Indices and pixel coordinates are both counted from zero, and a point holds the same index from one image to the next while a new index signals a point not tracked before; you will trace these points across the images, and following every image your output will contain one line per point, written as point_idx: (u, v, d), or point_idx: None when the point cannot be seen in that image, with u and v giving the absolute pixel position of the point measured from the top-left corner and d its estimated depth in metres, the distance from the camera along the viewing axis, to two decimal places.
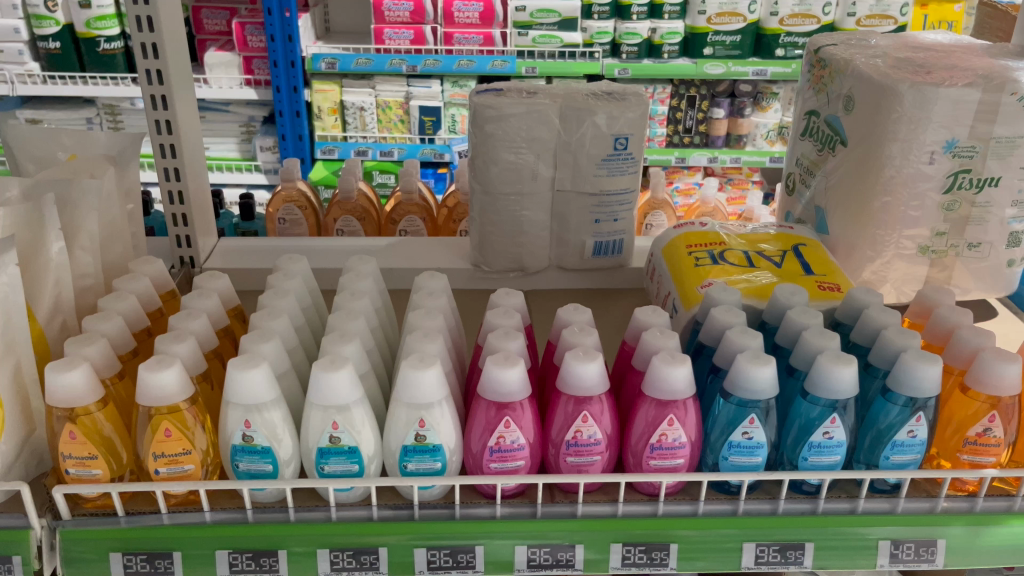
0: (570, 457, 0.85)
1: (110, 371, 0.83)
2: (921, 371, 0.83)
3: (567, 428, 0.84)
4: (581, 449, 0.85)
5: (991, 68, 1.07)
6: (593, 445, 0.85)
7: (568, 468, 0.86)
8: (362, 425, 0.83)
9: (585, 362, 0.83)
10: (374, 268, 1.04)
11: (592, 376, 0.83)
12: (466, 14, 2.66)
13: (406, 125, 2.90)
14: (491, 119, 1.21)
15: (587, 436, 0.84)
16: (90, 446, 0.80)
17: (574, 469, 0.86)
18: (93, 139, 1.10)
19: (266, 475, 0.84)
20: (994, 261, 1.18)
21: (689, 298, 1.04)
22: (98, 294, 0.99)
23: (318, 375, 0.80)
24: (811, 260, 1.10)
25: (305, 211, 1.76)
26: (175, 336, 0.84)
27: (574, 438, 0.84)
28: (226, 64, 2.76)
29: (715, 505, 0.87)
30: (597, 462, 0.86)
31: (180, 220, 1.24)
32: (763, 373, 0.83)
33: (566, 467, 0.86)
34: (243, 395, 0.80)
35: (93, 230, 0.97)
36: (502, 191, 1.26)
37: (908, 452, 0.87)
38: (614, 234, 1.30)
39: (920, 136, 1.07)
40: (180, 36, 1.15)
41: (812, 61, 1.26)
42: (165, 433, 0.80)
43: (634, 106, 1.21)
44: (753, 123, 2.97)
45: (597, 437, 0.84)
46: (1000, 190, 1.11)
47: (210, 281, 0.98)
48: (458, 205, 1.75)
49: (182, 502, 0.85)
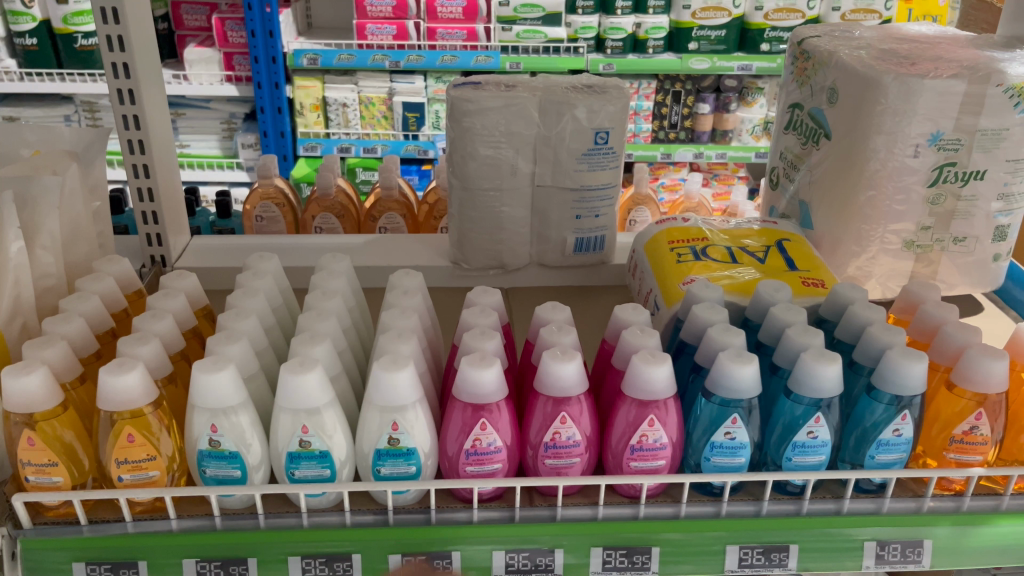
0: (549, 459, 0.83)
1: (70, 375, 0.81)
2: (905, 369, 0.81)
3: (545, 430, 0.82)
4: (559, 451, 0.82)
5: (977, 59, 1.05)
6: (572, 447, 0.82)
7: (547, 469, 0.83)
8: (334, 429, 0.80)
9: (565, 360, 0.80)
10: (348, 266, 1.01)
11: (573, 375, 0.81)
12: (450, 9, 2.65)
13: (389, 122, 2.87)
14: (469, 112, 1.18)
15: (566, 437, 0.82)
16: (49, 453, 0.77)
17: (552, 470, 0.83)
18: (57, 133, 1.06)
19: (234, 481, 0.81)
20: (980, 256, 1.16)
21: (671, 295, 1.01)
22: (61, 295, 0.97)
23: (286, 378, 0.77)
24: (795, 256, 1.09)
25: (283, 209, 1.72)
26: (139, 338, 0.81)
27: (553, 439, 0.82)
28: (206, 60, 2.72)
29: (698, 507, 0.85)
30: (576, 465, 0.83)
31: (150, 218, 1.21)
32: (745, 371, 0.80)
33: (545, 468, 0.83)
34: (208, 399, 0.77)
35: (54, 229, 0.94)
36: (480, 186, 1.23)
37: (894, 451, 0.85)
38: (596, 230, 1.28)
39: (904, 128, 1.05)
40: (148, 27, 1.12)
41: (795, 53, 1.24)
42: (128, 439, 0.77)
43: (615, 100, 1.18)
44: (738, 118, 2.94)
45: (576, 438, 0.82)
46: (985, 183, 1.10)
47: (176, 281, 0.96)
48: (439, 202, 1.72)
49: (148, 509, 0.82)
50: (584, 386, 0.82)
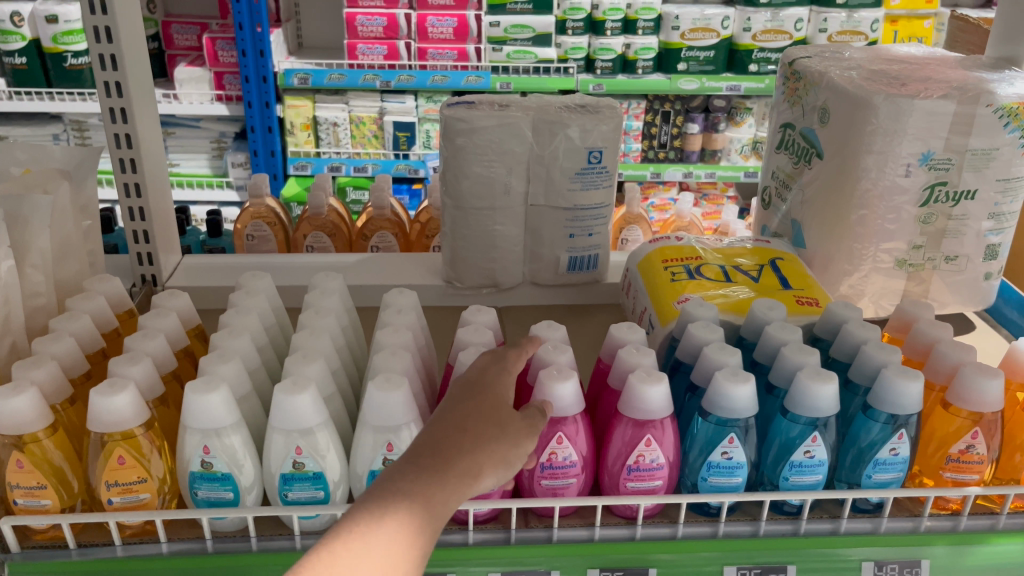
0: (546, 479, 0.82)
1: (60, 396, 0.80)
2: (901, 388, 0.81)
3: (541, 451, 0.81)
4: (556, 471, 0.82)
5: (966, 80, 1.06)
6: (568, 467, 0.82)
7: (544, 489, 0.83)
8: (328, 450, 0.79)
9: (563, 378, 0.80)
10: (341, 285, 1.01)
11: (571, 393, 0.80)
12: (440, 29, 2.65)
13: (380, 141, 2.87)
14: (462, 132, 1.18)
15: (562, 457, 0.81)
16: (38, 475, 0.76)
17: (550, 490, 0.82)
18: (48, 151, 1.05)
19: (226, 503, 0.80)
20: (972, 274, 1.17)
21: (666, 314, 1.01)
22: (50, 314, 0.96)
23: (280, 398, 0.77)
24: (788, 274, 1.09)
25: (273, 228, 1.71)
26: (130, 358, 0.80)
27: (549, 459, 0.81)
28: (196, 80, 2.71)
29: (695, 528, 0.84)
30: (573, 484, 0.83)
31: (141, 237, 1.20)
32: (742, 391, 0.80)
33: (541, 488, 0.83)
34: (201, 420, 0.77)
35: (45, 247, 0.93)
36: (474, 205, 1.23)
37: (890, 470, 0.85)
38: (589, 249, 1.28)
39: (895, 148, 1.05)
40: (141, 46, 1.12)
41: (786, 73, 1.25)
42: (119, 461, 0.76)
43: (608, 119, 1.19)
44: (727, 138, 2.96)
45: (573, 458, 0.81)
46: (976, 203, 1.10)
47: (167, 300, 0.95)
48: (431, 220, 1.72)
49: (138, 532, 0.81)
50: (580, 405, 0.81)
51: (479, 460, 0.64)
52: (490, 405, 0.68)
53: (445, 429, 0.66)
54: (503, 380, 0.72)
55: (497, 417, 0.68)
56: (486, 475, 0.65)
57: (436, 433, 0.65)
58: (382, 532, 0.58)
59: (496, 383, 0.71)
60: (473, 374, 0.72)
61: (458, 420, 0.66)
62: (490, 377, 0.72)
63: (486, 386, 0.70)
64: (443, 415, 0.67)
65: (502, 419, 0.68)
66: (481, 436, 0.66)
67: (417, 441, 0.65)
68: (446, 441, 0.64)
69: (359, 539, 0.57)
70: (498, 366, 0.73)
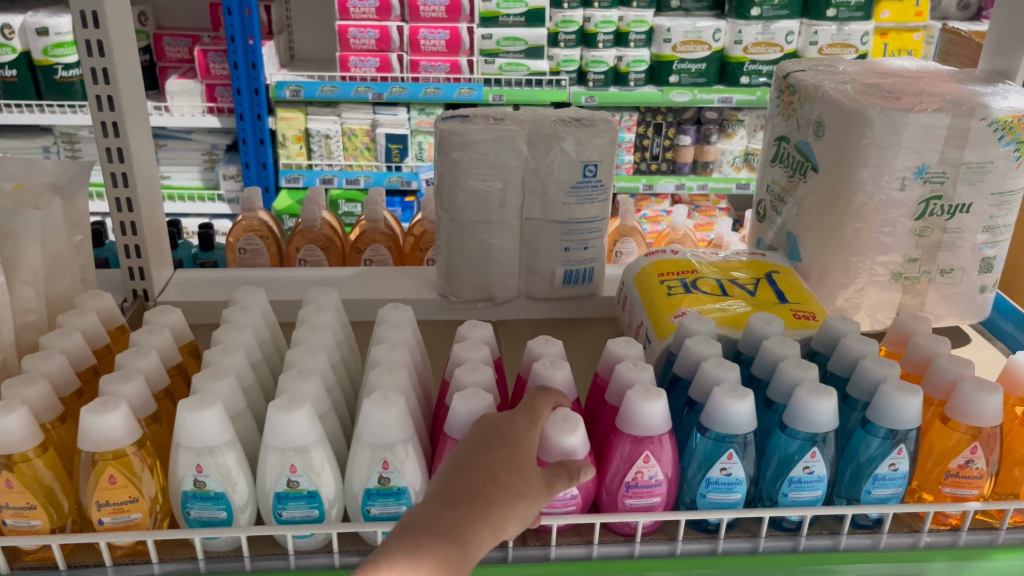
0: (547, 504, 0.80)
1: (51, 415, 0.78)
2: (900, 403, 0.81)
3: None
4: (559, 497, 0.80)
5: (960, 94, 1.06)
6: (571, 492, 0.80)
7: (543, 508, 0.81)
8: (323, 468, 0.78)
9: (560, 423, 0.76)
10: (336, 300, 1.00)
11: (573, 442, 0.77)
12: (433, 41, 2.65)
13: (372, 153, 2.86)
14: (457, 145, 1.17)
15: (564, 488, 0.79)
16: (28, 495, 0.75)
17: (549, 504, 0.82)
18: (39, 166, 1.03)
19: (220, 522, 0.79)
20: (967, 287, 1.17)
21: (663, 328, 1.01)
22: (41, 331, 0.94)
23: (274, 416, 0.76)
24: (785, 288, 1.08)
25: (266, 241, 1.70)
26: (122, 376, 0.79)
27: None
28: (188, 92, 2.71)
29: (693, 544, 0.83)
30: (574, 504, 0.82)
31: (133, 252, 1.19)
32: (741, 407, 0.79)
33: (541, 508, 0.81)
34: (194, 438, 0.75)
35: (36, 263, 0.92)
36: (469, 219, 1.22)
37: (890, 485, 0.84)
38: (584, 262, 1.27)
39: (891, 161, 1.05)
40: (134, 60, 1.11)
41: (780, 86, 1.25)
42: (110, 480, 0.75)
43: (603, 133, 1.18)
44: (719, 150, 2.98)
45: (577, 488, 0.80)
46: (971, 216, 1.10)
47: (160, 316, 0.94)
48: (425, 233, 1.71)
49: (129, 553, 0.79)
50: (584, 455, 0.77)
51: (508, 511, 0.62)
52: (520, 453, 0.67)
53: (477, 476, 0.63)
54: (532, 430, 0.71)
55: (527, 471, 0.66)
56: (511, 528, 0.63)
57: (467, 478, 0.63)
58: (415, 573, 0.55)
59: (525, 431, 0.70)
60: (501, 422, 0.70)
61: (492, 471, 0.64)
62: (519, 429, 0.70)
63: (515, 440, 0.69)
64: (472, 458, 0.65)
65: (531, 470, 0.67)
66: (513, 489, 0.63)
67: (446, 484, 0.63)
68: (480, 490, 0.62)
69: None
70: (525, 418, 0.72)
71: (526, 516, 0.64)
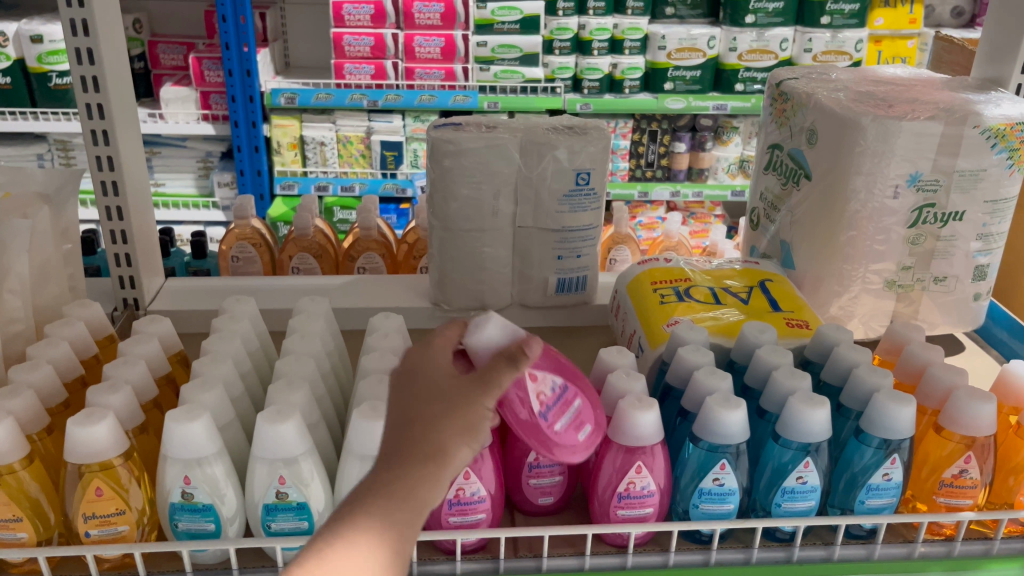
0: (559, 422, 0.75)
1: (36, 426, 0.78)
2: (894, 413, 0.80)
3: (530, 400, 0.74)
4: (558, 406, 0.76)
5: (953, 102, 1.06)
6: (560, 394, 0.77)
7: (568, 434, 0.76)
8: (312, 479, 0.77)
9: (472, 329, 0.73)
10: (327, 309, 0.99)
11: (496, 331, 0.73)
12: (428, 48, 2.66)
13: (367, 160, 2.85)
14: (449, 153, 1.17)
15: (547, 386, 0.76)
16: (14, 507, 0.74)
17: (581, 437, 0.77)
18: (27, 174, 1.02)
19: (208, 534, 0.78)
20: (961, 295, 1.17)
21: (655, 336, 1.00)
22: (29, 341, 0.94)
23: (263, 427, 0.75)
24: (778, 296, 1.08)
25: (259, 249, 1.69)
26: (109, 387, 0.78)
27: (542, 402, 0.75)
28: (182, 100, 2.69)
29: (686, 555, 0.82)
30: (582, 405, 0.78)
31: (123, 260, 1.18)
32: (733, 417, 0.79)
33: (566, 436, 0.76)
34: (182, 450, 0.75)
35: (24, 272, 0.91)
36: (461, 227, 1.22)
37: (884, 495, 0.84)
38: (578, 270, 1.27)
39: (884, 169, 1.05)
40: (124, 68, 1.11)
41: (773, 94, 1.25)
42: (96, 492, 0.74)
43: (595, 141, 1.18)
44: (714, 157, 2.97)
45: (558, 383, 0.77)
46: (964, 224, 1.10)
47: (149, 326, 0.93)
48: (419, 241, 1.71)
49: (116, 565, 0.78)
50: (518, 333, 0.74)
51: (443, 438, 0.62)
52: (432, 381, 0.65)
53: (398, 426, 0.63)
54: (434, 353, 0.68)
55: (448, 389, 0.65)
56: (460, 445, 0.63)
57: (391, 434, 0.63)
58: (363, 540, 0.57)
59: (431, 358, 0.68)
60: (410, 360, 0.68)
61: (416, 415, 0.63)
62: (427, 358, 0.68)
63: (429, 374, 0.66)
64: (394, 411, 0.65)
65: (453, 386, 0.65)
66: (438, 424, 0.62)
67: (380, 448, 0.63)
68: (406, 441, 0.62)
69: (342, 550, 0.56)
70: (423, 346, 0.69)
71: (471, 440, 0.63)
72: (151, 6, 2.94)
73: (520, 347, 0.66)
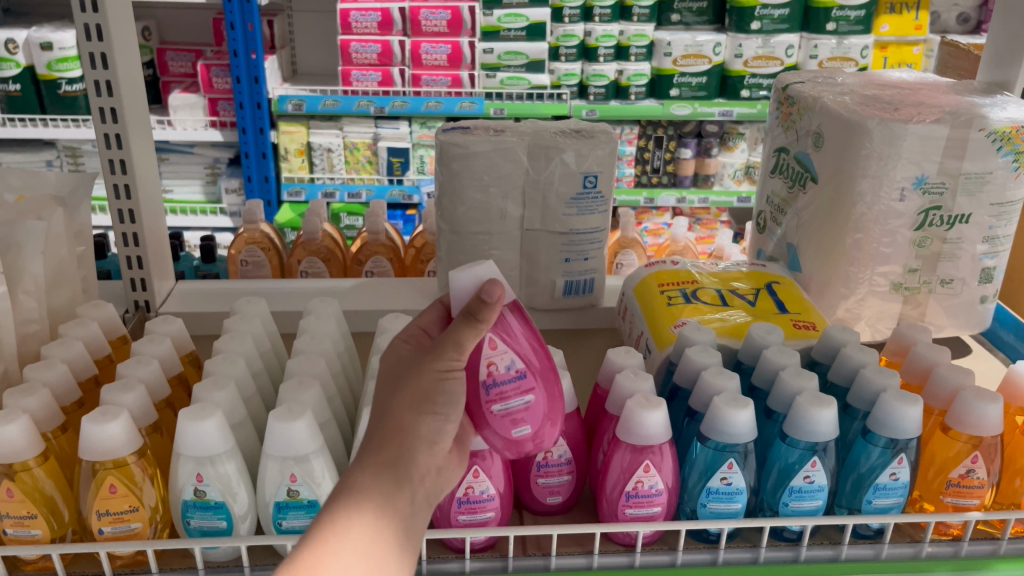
0: (497, 404, 0.76)
1: (51, 424, 0.79)
2: (901, 412, 0.81)
3: (479, 367, 0.75)
4: (505, 390, 0.76)
5: (959, 105, 1.07)
6: (515, 378, 0.76)
7: (501, 421, 0.76)
8: (323, 477, 0.78)
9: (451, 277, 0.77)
10: (337, 310, 1.00)
11: (468, 280, 0.76)
12: (434, 56, 2.67)
13: (374, 166, 2.88)
14: (457, 157, 1.18)
15: (504, 366, 0.76)
16: (29, 505, 0.75)
17: (512, 432, 0.77)
18: (42, 177, 1.04)
19: (220, 532, 0.79)
20: (967, 297, 1.17)
21: (663, 338, 1.01)
22: (42, 341, 0.95)
23: (275, 425, 0.76)
24: (785, 298, 1.09)
25: (268, 253, 1.70)
26: (123, 385, 0.79)
27: (490, 375, 0.75)
28: (190, 106, 2.73)
29: (694, 555, 0.83)
30: (534, 402, 0.77)
31: (135, 263, 1.19)
32: (741, 416, 0.80)
33: (497, 421, 0.76)
34: (195, 447, 0.76)
35: (38, 273, 0.92)
36: (469, 230, 1.23)
37: (891, 495, 0.84)
38: (585, 273, 1.27)
39: (890, 172, 1.06)
40: (137, 73, 1.12)
41: (779, 98, 1.26)
42: (110, 489, 0.75)
43: (603, 144, 1.19)
44: (720, 163, 2.98)
45: (517, 366, 0.76)
46: (970, 227, 1.11)
47: (161, 326, 0.94)
48: (426, 245, 1.72)
49: (129, 563, 0.79)
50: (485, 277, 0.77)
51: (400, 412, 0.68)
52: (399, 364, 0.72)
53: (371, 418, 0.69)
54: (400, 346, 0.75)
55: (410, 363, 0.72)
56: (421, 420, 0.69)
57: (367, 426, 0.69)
58: (355, 526, 0.61)
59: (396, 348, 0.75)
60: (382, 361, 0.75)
61: (377, 407, 0.70)
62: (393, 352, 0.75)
63: (398, 356, 0.74)
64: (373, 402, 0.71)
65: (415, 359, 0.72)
66: (391, 407, 0.68)
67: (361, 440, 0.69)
68: (372, 428, 0.68)
69: (340, 544, 0.59)
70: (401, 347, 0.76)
71: (432, 409, 0.70)
72: (160, 13, 2.97)
73: (479, 299, 0.70)
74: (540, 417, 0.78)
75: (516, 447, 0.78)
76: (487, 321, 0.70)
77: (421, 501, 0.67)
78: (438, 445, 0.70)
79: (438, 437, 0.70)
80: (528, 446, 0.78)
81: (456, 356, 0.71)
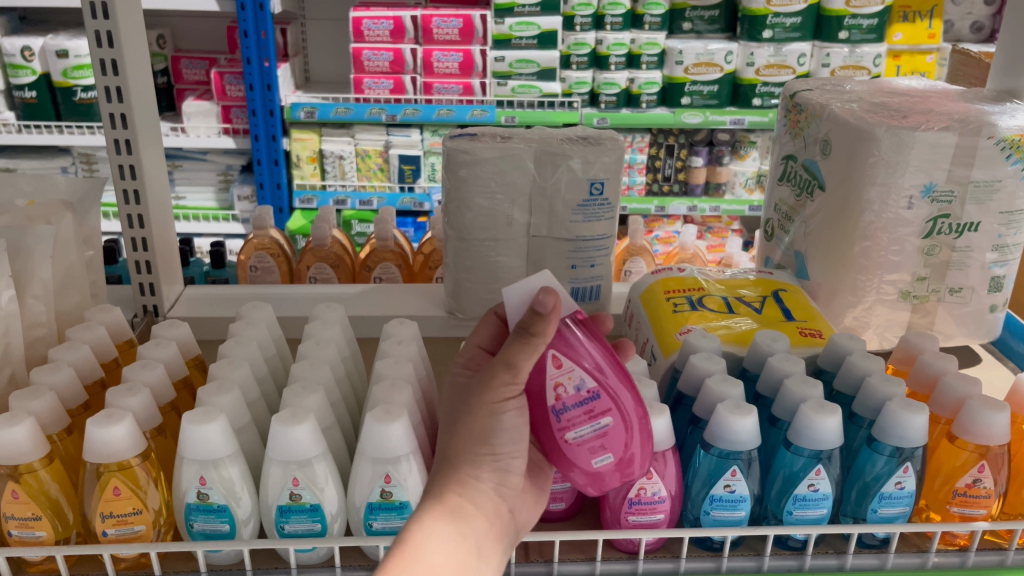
0: (570, 430, 0.76)
1: (57, 426, 0.79)
2: (906, 421, 0.80)
3: (547, 391, 0.76)
4: (578, 415, 0.76)
5: (967, 113, 1.06)
6: (585, 400, 0.76)
7: (578, 451, 0.76)
8: (326, 482, 0.78)
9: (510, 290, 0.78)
10: (342, 315, 1.01)
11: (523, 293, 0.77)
12: (446, 64, 2.68)
13: (385, 174, 2.88)
14: (465, 163, 1.19)
15: (573, 386, 0.75)
16: (33, 507, 0.75)
17: (591, 461, 0.76)
18: (52, 183, 1.05)
19: (222, 535, 0.79)
20: (977, 306, 1.16)
21: (667, 344, 1.00)
22: (51, 344, 0.96)
23: (277, 429, 0.76)
24: (792, 306, 1.08)
25: (277, 259, 1.71)
26: (128, 389, 0.80)
27: (559, 398, 0.76)
28: (203, 113, 2.75)
29: (698, 563, 0.82)
30: (610, 426, 0.76)
31: (144, 268, 1.20)
32: (744, 423, 0.79)
33: (574, 451, 0.76)
34: (198, 450, 0.76)
35: (47, 278, 0.93)
36: (476, 236, 1.23)
37: (897, 504, 0.83)
38: (591, 280, 1.25)
39: (898, 180, 1.05)
40: (148, 81, 1.13)
41: (787, 106, 1.26)
42: (114, 492, 0.75)
43: (610, 151, 1.19)
44: (731, 171, 2.97)
45: (587, 387, 0.75)
46: (979, 235, 1.10)
47: (167, 330, 0.95)
48: (434, 252, 1.72)
49: (133, 565, 0.79)
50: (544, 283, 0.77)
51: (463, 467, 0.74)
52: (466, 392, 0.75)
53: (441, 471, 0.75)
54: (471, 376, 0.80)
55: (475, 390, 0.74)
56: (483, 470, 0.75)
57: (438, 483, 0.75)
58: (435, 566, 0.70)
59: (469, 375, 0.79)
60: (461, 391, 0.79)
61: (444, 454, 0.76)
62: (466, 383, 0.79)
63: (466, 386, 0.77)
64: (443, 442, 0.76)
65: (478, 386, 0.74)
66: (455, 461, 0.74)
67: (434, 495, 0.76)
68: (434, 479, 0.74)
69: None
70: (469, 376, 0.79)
71: (491, 451, 0.75)
72: (175, 22, 3.00)
73: (532, 311, 0.70)
74: (623, 443, 0.76)
75: (598, 480, 0.77)
76: (541, 333, 0.71)
77: (485, 535, 0.74)
78: (506, 485, 0.76)
79: (503, 477, 0.76)
80: (611, 478, 0.77)
81: (509, 380, 0.73)
